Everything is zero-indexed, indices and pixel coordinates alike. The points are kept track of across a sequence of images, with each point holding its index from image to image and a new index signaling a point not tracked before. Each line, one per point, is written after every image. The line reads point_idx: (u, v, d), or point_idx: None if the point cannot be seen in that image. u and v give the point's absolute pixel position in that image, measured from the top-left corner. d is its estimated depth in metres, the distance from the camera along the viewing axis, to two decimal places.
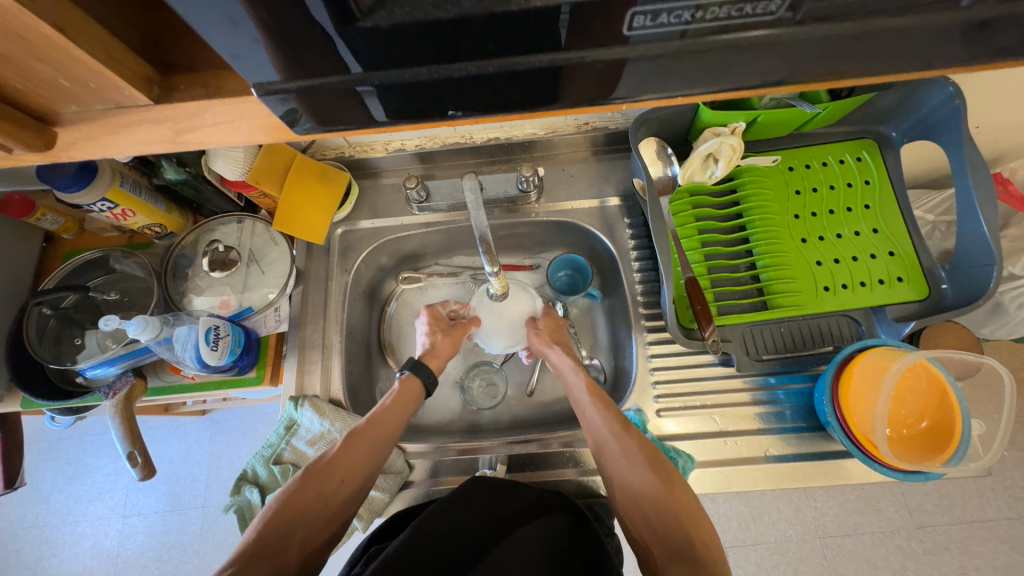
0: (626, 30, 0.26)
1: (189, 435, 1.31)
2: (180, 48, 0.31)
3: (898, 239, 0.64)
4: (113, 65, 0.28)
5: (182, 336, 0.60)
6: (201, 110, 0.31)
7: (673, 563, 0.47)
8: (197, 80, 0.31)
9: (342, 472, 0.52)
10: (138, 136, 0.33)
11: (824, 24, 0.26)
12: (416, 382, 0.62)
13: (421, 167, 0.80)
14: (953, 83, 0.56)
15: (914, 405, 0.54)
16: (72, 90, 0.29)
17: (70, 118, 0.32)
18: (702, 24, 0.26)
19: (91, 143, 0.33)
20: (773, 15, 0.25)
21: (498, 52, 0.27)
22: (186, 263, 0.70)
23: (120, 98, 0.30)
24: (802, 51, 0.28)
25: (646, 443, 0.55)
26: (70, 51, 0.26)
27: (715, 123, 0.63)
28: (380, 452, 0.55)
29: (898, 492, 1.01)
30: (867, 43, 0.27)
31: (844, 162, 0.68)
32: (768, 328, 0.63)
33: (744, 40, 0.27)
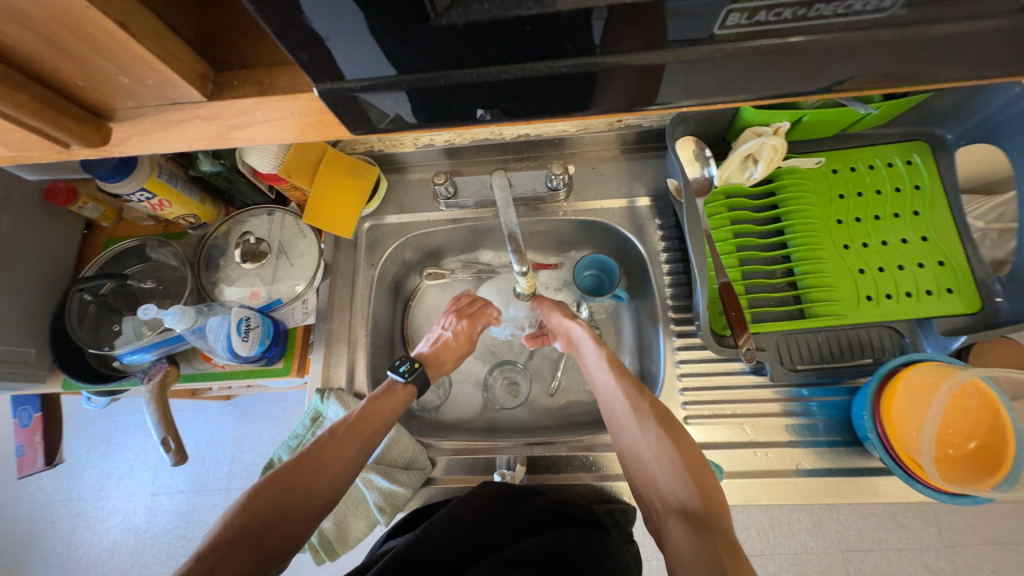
0: (717, 28, 0.24)
1: (214, 419, 1.34)
2: (233, 44, 0.31)
3: (949, 248, 0.61)
4: (170, 61, 0.27)
5: (215, 326, 0.61)
6: (253, 107, 0.31)
7: (681, 527, 0.45)
8: (250, 76, 0.30)
9: (332, 468, 0.53)
10: (188, 132, 0.33)
11: (924, 25, 0.24)
12: (407, 391, 0.62)
13: (449, 163, 0.79)
14: (1019, 83, 0.52)
15: (963, 425, 0.51)
16: (129, 87, 0.29)
17: (124, 114, 0.32)
18: (802, 22, 0.24)
19: (143, 138, 0.33)
20: (882, 13, 0.24)
21: (578, 52, 0.26)
22: (218, 254, 0.71)
23: (175, 94, 0.30)
24: (892, 54, 0.26)
25: (661, 411, 0.54)
26: (132, 48, 0.26)
27: (757, 122, 0.60)
28: (364, 452, 0.56)
29: (928, 509, 0.97)
30: (960, 46, 0.25)
31: (893, 165, 0.64)
32: (805, 337, 0.61)
33: (836, 40, 0.25)
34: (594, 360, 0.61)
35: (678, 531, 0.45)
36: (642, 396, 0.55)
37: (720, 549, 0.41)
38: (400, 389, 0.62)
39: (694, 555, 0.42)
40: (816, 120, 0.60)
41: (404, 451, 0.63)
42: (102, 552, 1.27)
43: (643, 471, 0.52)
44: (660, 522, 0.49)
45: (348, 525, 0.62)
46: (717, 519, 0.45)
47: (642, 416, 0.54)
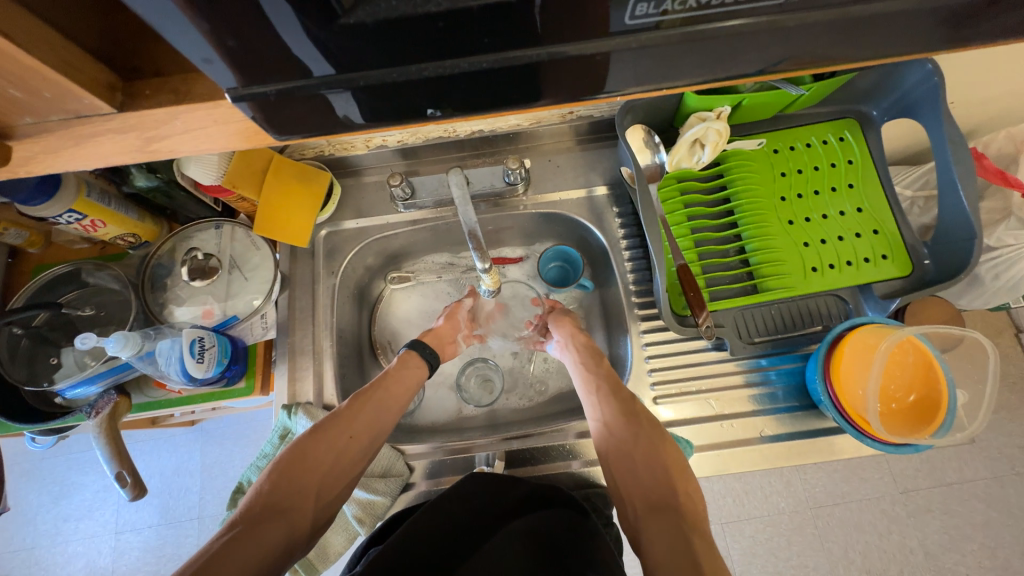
0: (627, 18, 0.25)
1: (178, 446, 1.28)
2: (142, 50, 0.29)
3: (881, 217, 0.65)
4: (69, 71, 0.25)
5: (165, 350, 0.58)
6: (172, 117, 0.29)
7: (658, 525, 0.46)
8: (165, 84, 0.29)
9: (354, 429, 0.53)
10: (103, 147, 0.31)
11: (826, 10, 0.26)
12: (415, 358, 0.63)
13: (404, 163, 0.78)
14: (931, 60, 0.57)
15: (902, 380, 0.56)
16: (26, 101, 0.27)
17: (26, 131, 0.30)
18: (708, 10, 0.25)
19: (52, 156, 0.31)
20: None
21: (501, 46, 0.26)
22: (164, 273, 0.67)
23: (82, 107, 0.28)
24: (806, 37, 0.27)
25: (649, 420, 0.56)
26: (22, 59, 0.24)
27: (701, 107, 0.62)
28: (386, 417, 0.56)
29: (882, 460, 1.05)
30: (864, 28, 0.27)
31: (828, 143, 0.68)
32: (760, 311, 0.64)
33: (746, 26, 0.26)
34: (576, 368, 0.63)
35: (655, 526, 0.46)
36: (627, 399, 0.57)
37: (698, 546, 0.43)
38: (411, 356, 0.63)
39: (674, 549, 0.43)
40: (755, 103, 0.63)
41: (380, 459, 0.62)
42: None
43: (619, 465, 0.53)
44: (636, 523, 0.49)
45: (328, 540, 0.60)
46: (694, 518, 0.47)
47: (630, 418, 0.56)
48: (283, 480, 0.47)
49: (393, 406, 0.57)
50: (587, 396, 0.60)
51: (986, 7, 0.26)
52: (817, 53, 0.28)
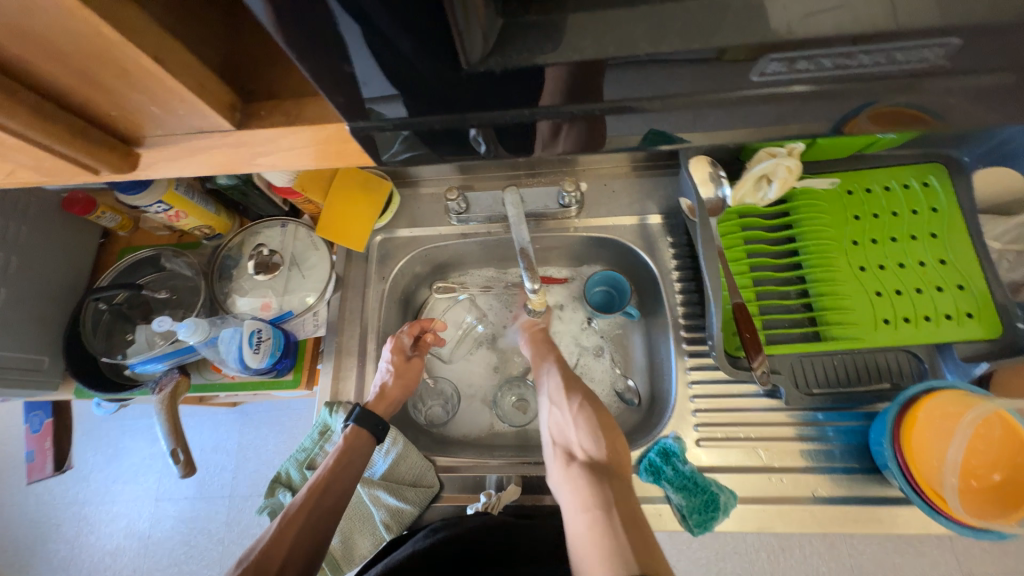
0: (756, 74, 0.28)
1: (220, 425, 1.35)
2: (260, 72, 0.32)
3: (968, 271, 0.60)
4: (201, 94, 0.28)
5: (227, 337, 0.61)
6: (280, 136, 0.31)
7: (582, 477, 0.54)
8: (277, 106, 0.31)
9: (286, 555, 0.51)
10: (215, 157, 0.33)
11: None
12: (364, 435, 0.61)
13: (460, 178, 0.80)
14: None
15: (987, 455, 0.49)
16: (160, 116, 0.30)
17: (152, 140, 0.33)
18: (833, 70, 0.27)
19: (170, 163, 0.34)
20: (910, 62, 0.27)
21: None
22: (232, 265, 0.72)
23: (204, 123, 0.30)
24: None
25: (587, 392, 0.64)
26: (166, 82, 0.26)
27: (770, 144, 0.60)
28: (325, 526, 0.55)
29: (944, 536, 0.94)
30: None
31: (909, 187, 0.64)
32: (820, 360, 0.60)
33: None
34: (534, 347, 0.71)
35: (580, 478, 0.54)
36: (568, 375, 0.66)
37: (614, 492, 0.52)
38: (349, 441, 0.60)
39: (599, 498, 0.51)
40: (830, 142, 0.60)
41: (413, 467, 0.63)
42: (104, 557, 1.27)
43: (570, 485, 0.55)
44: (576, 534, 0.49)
45: (354, 542, 0.61)
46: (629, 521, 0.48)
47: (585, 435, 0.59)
48: None
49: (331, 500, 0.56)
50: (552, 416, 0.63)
51: None
52: None
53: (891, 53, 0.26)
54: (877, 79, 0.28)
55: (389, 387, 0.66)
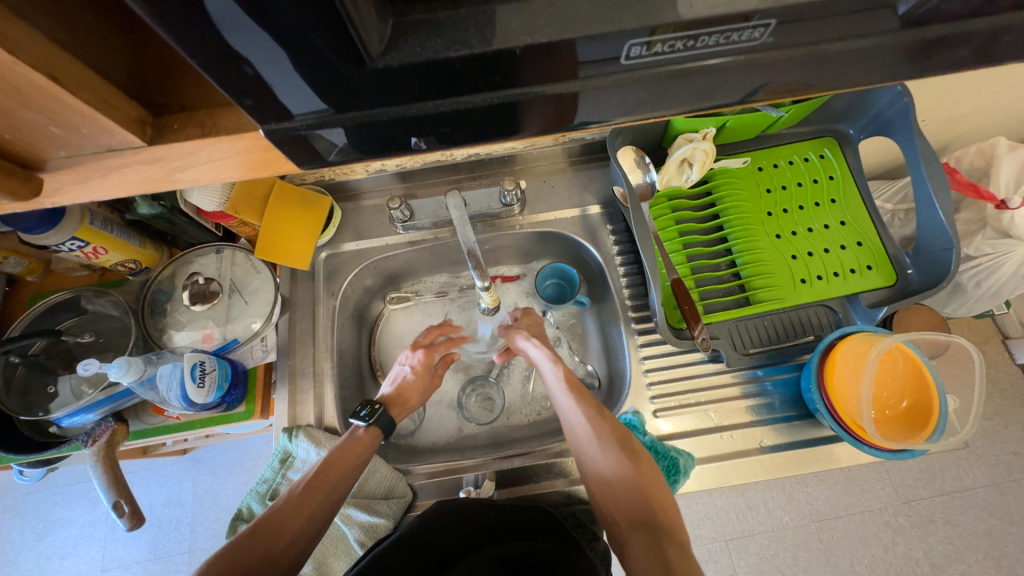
0: (624, 59, 0.28)
1: (170, 477, 1.25)
2: (171, 87, 0.31)
3: (863, 229, 0.68)
4: (107, 110, 0.27)
5: (166, 375, 0.58)
6: (198, 149, 0.30)
7: (639, 542, 0.46)
8: (193, 119, 0.30)
9: (293, 532, 0.50)
10: (131, 178, 0.32)
11: (796, 48, 0.28)
12: (374, 433, 0.60)
13: (402, 186, 0.80)
14: (900, 84, 0.60)
15: (894, 386, 0.57)
16: (65, 137, 0.29)
17: (57, 164, 0.31)
18: (694, 51, 0.28)
19: (82, 186, 0.32)
20: (756, 40, 0.28)
21: (507, 82, 0.28)
22: (164, 298, 0.68)
23: (114, 141, 0.29)
24: (780, 72, 0.30)
25: (622, 433, 0.54)
26: (66, 100, 0.25)
27: (687, 129, 0.65)
28: (334, 504, 0.53)
29: (882, 470, 1.05)
30: (832, 63, 0.29)
31: (809, 160, 0.71)
32: (752, 322, 0.65)
33: (730, 61, 0.29)
34: (555, 386, 0.60)
35: (637, 547, 0.46)
36: (598, 413, 0.55)
37: (673, 558, 0.43)
38: (363, 435, 0.59)
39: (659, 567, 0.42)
40: (738, 125, 0.66)
41: (382, 481, 0.62)
42: None
43: (603, 492, 0.53)
44: (621, 540, 0.49)
45: (330, 566, 0.59)
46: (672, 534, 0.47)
47: (603, 439, 0.54)
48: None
49: (342, 483, 0.54)
50: (564, 415, 0.58)
51: (939, 46, 0.29)
52: (792, 84, 0.31)
53: (726, 34, 0.27)
54: (763, 59, 0.29)
55: (408, 395, 0.66)
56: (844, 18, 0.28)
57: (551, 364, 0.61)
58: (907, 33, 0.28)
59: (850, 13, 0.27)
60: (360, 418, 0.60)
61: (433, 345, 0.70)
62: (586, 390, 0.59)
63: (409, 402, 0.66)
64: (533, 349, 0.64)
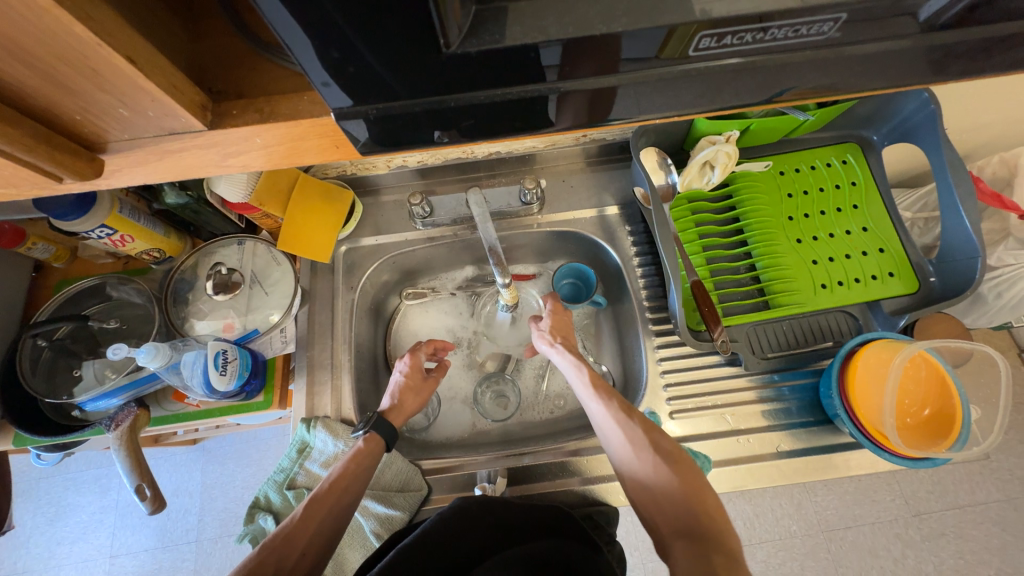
0: (692, 50, 0.28)
1: (180, 466, 1.26)
2: (229, 74, 0.32)
3: (886, 235, 0.67)
4: (173, 92, 0.28)
5: (189, 361, 0.58)
6: (254, 134, 0.31)
7: (684, 549, 0.45)
8: (250, 105, 0.31)
9: (304, 545, 0.49)
10: (185, 160, 0.33)
11: (848, 45, 0.29)
12: (376, 440, 0.59)
13: (422, 183, 0.81)
14: (927, 90, 0.60)
15: (917, 394, 0.57)
16: (129, 120, 0.30)
17: (115, 147, 0.32)
18: (762, 43, 0.28)
19: (139, 169, 0.33)
20: (821, 35, 0.28)
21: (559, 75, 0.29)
22: (187, 288, 0.69)
23: (175, 125, 0.30)
24: (826, 71, 0.30)
25: (654, 436, 0.54)
26: (137, 80, 0.26)
27: (710, 132, 0.65)
28: (345, 517, 0.53)
29: (893, 482, 1.04)
30: (879, 62, 0.29)
31: (831, 165, 0.71)
32: (771, 327, 0.65)
33: (781, 58, 0.29)
34: (583, 393, 0.59)
35: (680, 554, 0.45)
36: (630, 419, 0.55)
37: (718, 564, 0.42)
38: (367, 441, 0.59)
39: None
40: (762, 128, 0.66)
41: (398, 474, 0.62)
42: None
43: (643, 496, 0.52)
44: (664, 545, 0.48)
45: (345, 557, 0.60)
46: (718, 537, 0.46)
47: (638, 446, 0.53)
48: None
49: (351, 494, 0.54)
50: (596, 421, 0.58)
51: (987, 47, 0.29)
52: (836, 83, 0.31)
53: (795, 27, 0.27)
54: (811, 58, 0.29)
55: (403, 399, 0.65)
56: (898, 19, 0.28)
57: (575, 370, 0.61)
58: (954, 36, 0.28)
59: (900, 14, 0.27)
60: (356, 437, 0.60)
61: (420, 348, 0.69)
62: (613, 393, 0.59)
63: (407, 406, 0.65)
64: (557, 356, 0.63)
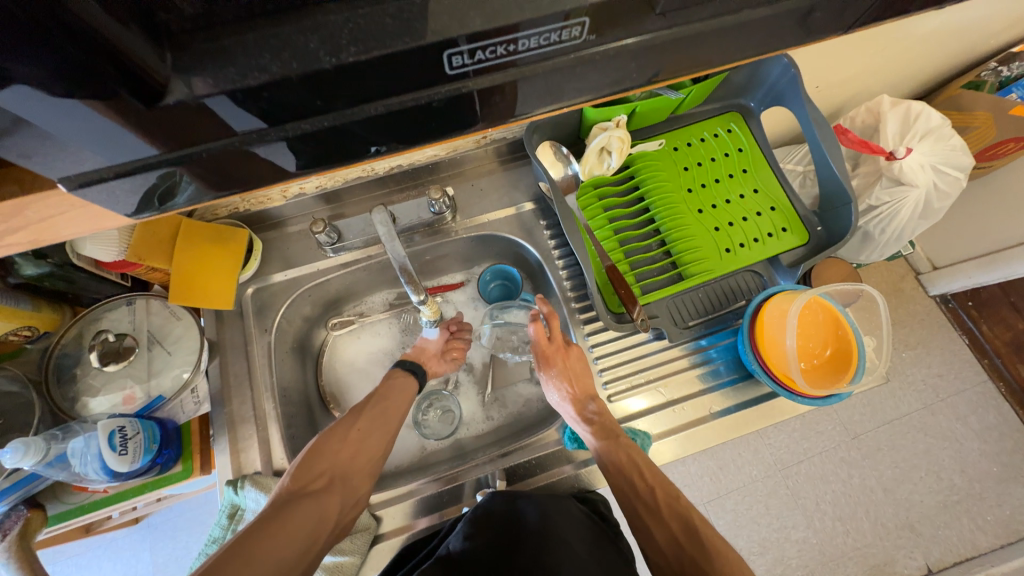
0: (449, 70, 0.28)
1: (124, 549, 1.14)
2: None
3: (775, 194, 0.72)
4: None
5: (78, 449, 0.53)
6: (25, 207, 0.31)
7: None
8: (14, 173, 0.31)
9: (358, 435, 0.60)
10: None
11: (651, 34, 0.29)
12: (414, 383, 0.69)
13: (328, 208, 0.77)
14: (786, 55, 0.64)
15: (818, 336, 0.61)
16: None
17: None
18: (524, 53, 0.28)
19: None
20: (578, 39, 0.28)
21: (337, 107, 0.28)
22: (71, 363, 0.61)
23: None
24: (636, 61, 0.31)
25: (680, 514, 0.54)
26: None
27: (600, 119, 0.67)
28: (388, 426, 0.64)
29: (832, 411, 1.13)
30: (682, 46, 0.30)
31: (719, 135, 0.75)
32: (687, 296, 0.68)
33: (579, 57, 0.29)
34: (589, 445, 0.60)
35: None
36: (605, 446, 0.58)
37: None
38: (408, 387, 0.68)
39: None
40: (648, 110, 0.68)
41: None
42: None
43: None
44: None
45: None
46: None
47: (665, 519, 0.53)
48: (302, 464, 0.56)
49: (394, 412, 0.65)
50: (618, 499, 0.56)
51: (775, 19, 0.30)
52: (658, 69, 0.32)
53: (545, 36, 0.27)
54: (619, 52, 0.30)
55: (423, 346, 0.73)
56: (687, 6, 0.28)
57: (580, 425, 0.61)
58: (739, 15, 0.29)
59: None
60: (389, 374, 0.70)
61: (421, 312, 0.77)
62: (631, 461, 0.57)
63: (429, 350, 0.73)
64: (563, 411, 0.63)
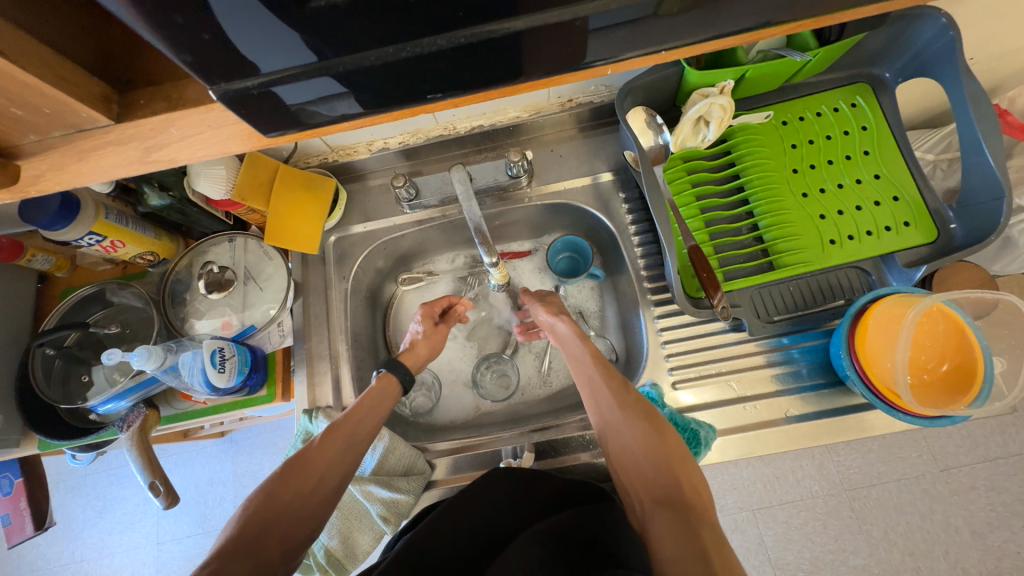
0: None
1: (211, 457, 1.32)
2: (138, 64, 0.35)
3: (901, 183, 0.62)
4: (67, 88, 0.31)
5: (187, 362, 0.60)
6: (167, 124, 0.34)
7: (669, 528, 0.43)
8: (156, 94, 0.34)
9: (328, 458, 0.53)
10: (106, 159, 0.35)
11: None
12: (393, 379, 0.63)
13: (408, 165, 0.78)
14: (944, 14, 0.53)
15: (934, 349, 0.53)
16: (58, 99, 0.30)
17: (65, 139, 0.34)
18: None
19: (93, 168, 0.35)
20: None
21: (477, 20, 0.28)
22: (182, 288, 0.69)
23: (80, 121, 0.33)
24: None
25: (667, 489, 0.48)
26: (23, 79, 0.28)
27: (702, 84, 0.61)
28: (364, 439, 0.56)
29: (920, 437, 1.00)
30: None
31: (839, 110, 0.66)
32: (777, 288, 0.62)
33: None
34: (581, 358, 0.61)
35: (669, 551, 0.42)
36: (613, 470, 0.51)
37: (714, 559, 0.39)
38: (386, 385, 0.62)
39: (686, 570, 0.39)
40: (761, 75, 0.61)
41: (401, 459, 0.63)
42: None
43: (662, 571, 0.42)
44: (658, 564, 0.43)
45: (355, 540, 0.61)
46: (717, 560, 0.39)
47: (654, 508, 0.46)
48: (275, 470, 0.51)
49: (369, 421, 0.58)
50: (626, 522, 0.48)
51: None
52: None
53: None
54: None
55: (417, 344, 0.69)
56: None
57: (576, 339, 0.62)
58: None
59: None
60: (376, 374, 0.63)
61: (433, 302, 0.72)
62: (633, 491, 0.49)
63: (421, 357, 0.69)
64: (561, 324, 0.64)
